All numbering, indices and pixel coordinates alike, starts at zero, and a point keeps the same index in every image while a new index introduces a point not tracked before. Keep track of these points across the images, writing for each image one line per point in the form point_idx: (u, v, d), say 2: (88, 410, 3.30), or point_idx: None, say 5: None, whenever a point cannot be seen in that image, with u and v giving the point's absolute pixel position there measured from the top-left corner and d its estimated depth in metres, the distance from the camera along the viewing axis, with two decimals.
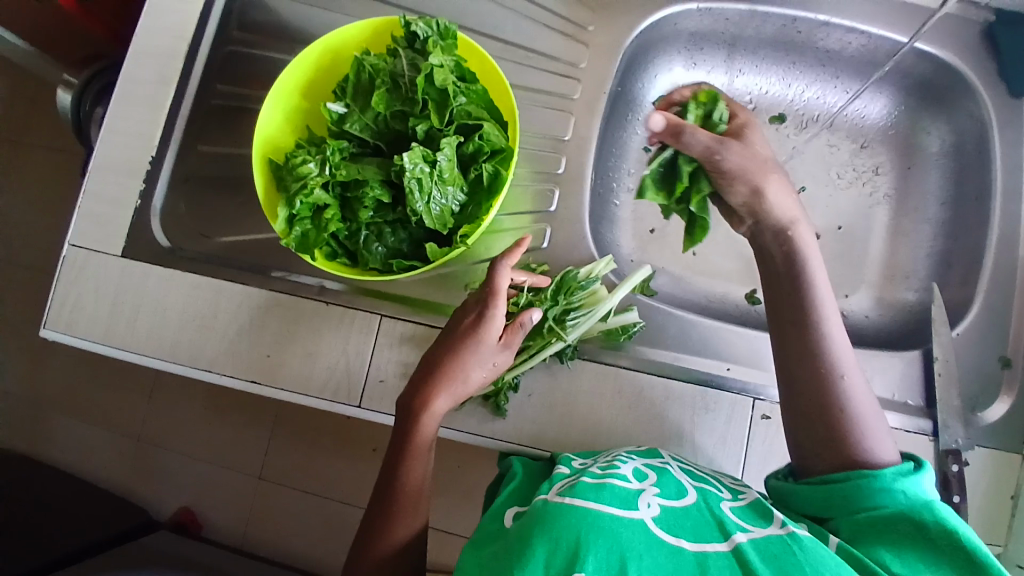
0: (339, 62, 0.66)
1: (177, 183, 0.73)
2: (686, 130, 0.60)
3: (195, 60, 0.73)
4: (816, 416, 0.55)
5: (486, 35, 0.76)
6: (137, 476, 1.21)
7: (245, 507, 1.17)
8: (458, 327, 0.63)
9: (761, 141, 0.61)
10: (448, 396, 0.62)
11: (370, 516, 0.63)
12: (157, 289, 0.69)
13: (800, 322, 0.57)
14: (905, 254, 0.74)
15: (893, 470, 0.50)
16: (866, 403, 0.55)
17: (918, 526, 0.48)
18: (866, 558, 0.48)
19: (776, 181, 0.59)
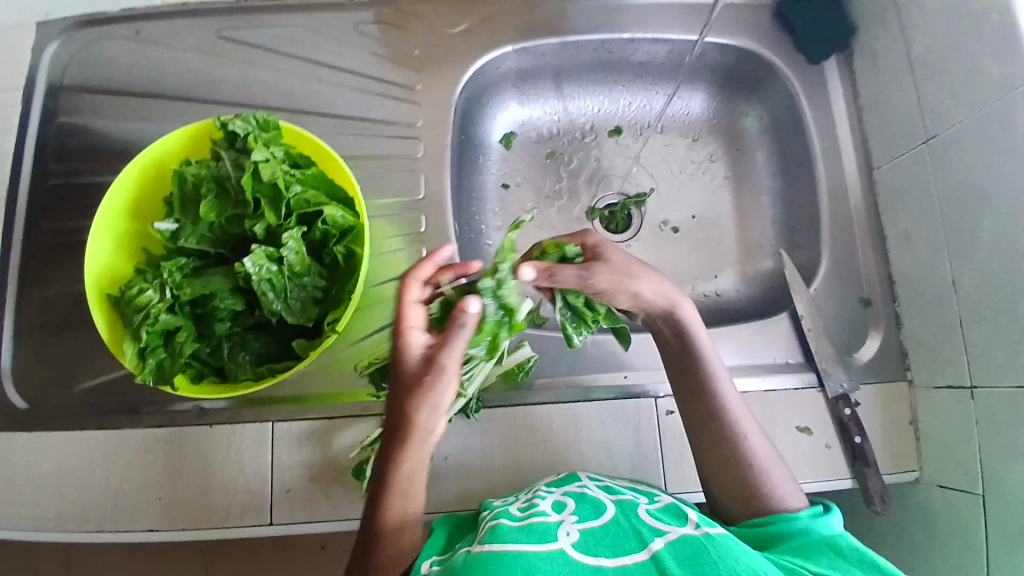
0: (163, 176, 0.66)
1: (21, 338, 0.73)
2: (555, 269, 0.61)
3: (18, 204, 0.76)
4: (711, 435, 0.61)
5: (320, 113, 0.79)
6: None
7: None
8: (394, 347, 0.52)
9: (619, 253, 0.63)
10: (406, 432, 0.52)
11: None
12: (25, 456, 0.69)
13: (689, 367, 0.62)
14: (756, 228, 0.87)
15: (811, 510, 0.55)
16: (770, 454, 0.60)
17: (836, 550, 0.51)
18: (786, 561, 0.50)
19: (648, 280, 0.62)
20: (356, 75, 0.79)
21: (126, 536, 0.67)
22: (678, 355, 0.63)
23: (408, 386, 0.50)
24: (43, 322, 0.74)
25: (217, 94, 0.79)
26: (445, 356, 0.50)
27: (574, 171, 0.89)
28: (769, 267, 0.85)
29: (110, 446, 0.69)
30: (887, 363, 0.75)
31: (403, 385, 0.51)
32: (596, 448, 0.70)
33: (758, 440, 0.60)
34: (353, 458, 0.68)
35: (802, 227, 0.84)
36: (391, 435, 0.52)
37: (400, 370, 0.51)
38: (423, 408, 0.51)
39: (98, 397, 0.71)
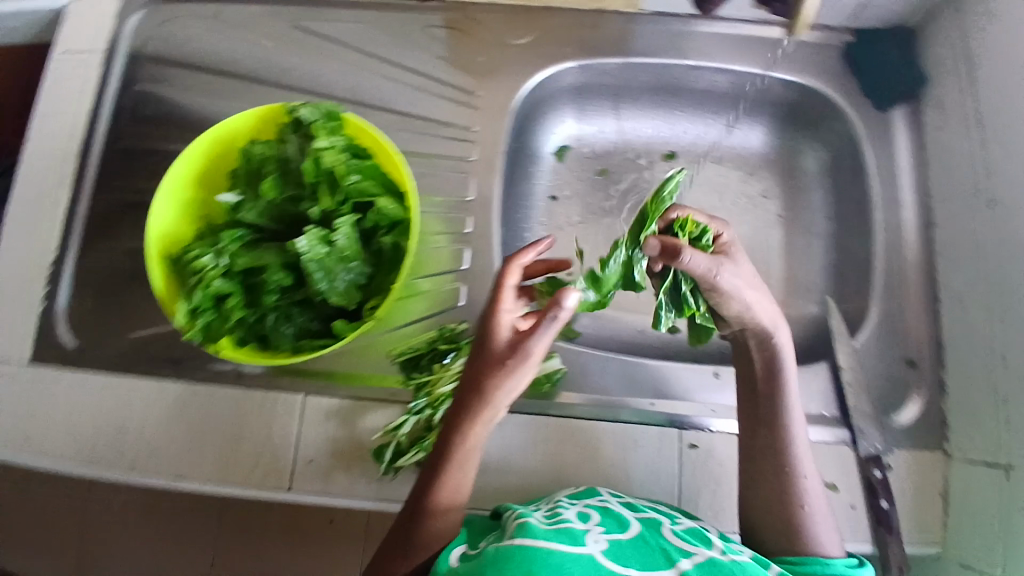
0: (230, 151, 0.69)
1: (81, 284, 0.78)
2: (685, 252, 0.59)
3: (92, 160, 0.81)
4: (770, 474, 0.60)
5: (381, 109, 0.82)
6: None
7: None
8: (489, 321, 0.55)
9: (744, 259, 0.64)
10: (481, 406, 0.53)
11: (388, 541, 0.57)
12: (73, 394, 0.73)
13: (767, 394, 0.62)
14: (804, 269, 0.86)
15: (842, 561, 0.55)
16: (823, 504, 0.59)
17: None
18: None
19: (761, 297, 0.61)
20: (420, 75, 0.82)
21: (153, 482, 0.71)
22: (766, 385, 0.62)
23: (497, 360, 0.53)
24: (103, 275, 0.79)
25: (287, 80, 0.83)
26: (534, 343, 0.52)
27: (623, 190, 0.89)
28: (808, 312, 0.83)
29: (151, 396, 0.73)
30: (925, 428, 0.72)
31: (492, 357, 0.53)
32: (615, 468, 0.70)
33: (813, 481, 0.59)
34: (376, 441, 0.71)
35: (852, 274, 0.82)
36: (463, 405, 0.54)
37: (493, 343, 0.54)
38: (504, 384, 0.53)
39: (146, 347, 0.76)
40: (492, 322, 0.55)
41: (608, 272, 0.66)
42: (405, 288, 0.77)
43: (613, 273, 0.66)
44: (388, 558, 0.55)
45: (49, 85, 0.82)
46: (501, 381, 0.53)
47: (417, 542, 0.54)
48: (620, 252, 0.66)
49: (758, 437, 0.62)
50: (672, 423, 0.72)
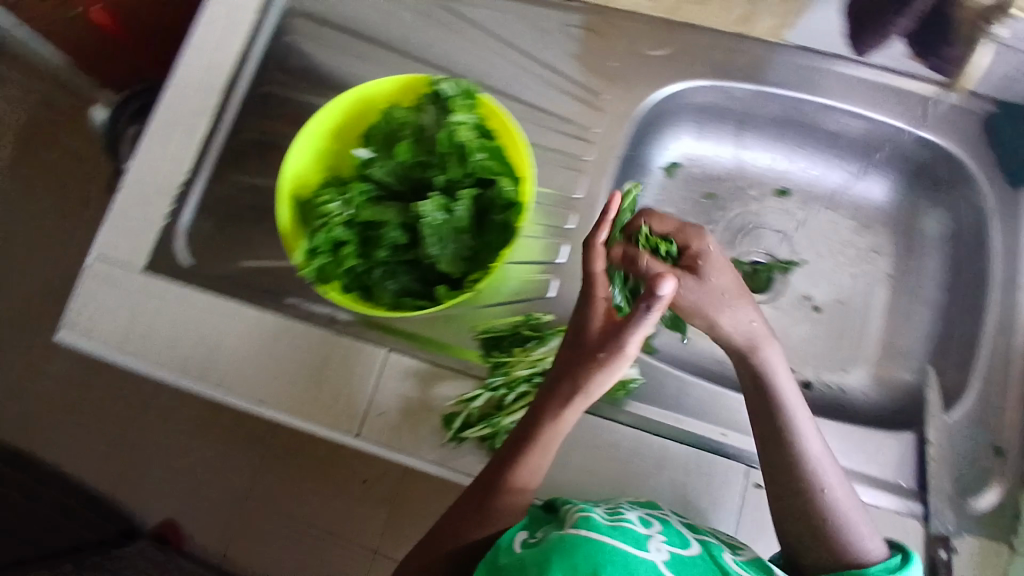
0: (369, 109, 0.72)
1: (205, 208, 0.83)
2: (640, 260, 0.65)
3: (231, 98, 0.84)
4: (797, 497, 0.60)
5: (507, 95, 0.84)
6: (164, 471, 1.43)
7: (253, 520, 1.39)
8: (590, 311, 0.60)
9: (715, 270, 0.65)
10: (576, 393, 0.58)
11: (458, 507, 0.60)
12: (175, 305, 0.78)
13: (759, 393, 0.63)
14: (905, 335, 0.84)
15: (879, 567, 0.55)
16: (851, 507, 0.59)
17: None
18: None
19: (733, 309, 0.63)
20: (552, 69, 0.84)
21: (237, 401, 0.75)
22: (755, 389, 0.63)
23: (598, 351, 0.58)
24: (228, 205, 0.85)
25: (424, 52, 0.87)
26: (629, 339, 0.56)
27: (727, 217, 0.90)
28: (905, 379, 0.81)
29: (248, 322, 0.78)
30: (1002, 521, 0.68)
31: (593, 349, 0.58)
32: (673, 488, 0.70)
33: (841, 496, 0.59)
34: (448, 408, 0.73)
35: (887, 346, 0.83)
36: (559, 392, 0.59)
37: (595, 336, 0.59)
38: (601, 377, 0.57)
39: (255, 277, 0.83)
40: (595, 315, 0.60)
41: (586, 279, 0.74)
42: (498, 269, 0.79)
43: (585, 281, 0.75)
44: (467, 521, 0.59)
45: (208, 15, 0.86)
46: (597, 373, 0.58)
47: (497, 512, 0.58)
48: None
49: (769, 452, 0.62)
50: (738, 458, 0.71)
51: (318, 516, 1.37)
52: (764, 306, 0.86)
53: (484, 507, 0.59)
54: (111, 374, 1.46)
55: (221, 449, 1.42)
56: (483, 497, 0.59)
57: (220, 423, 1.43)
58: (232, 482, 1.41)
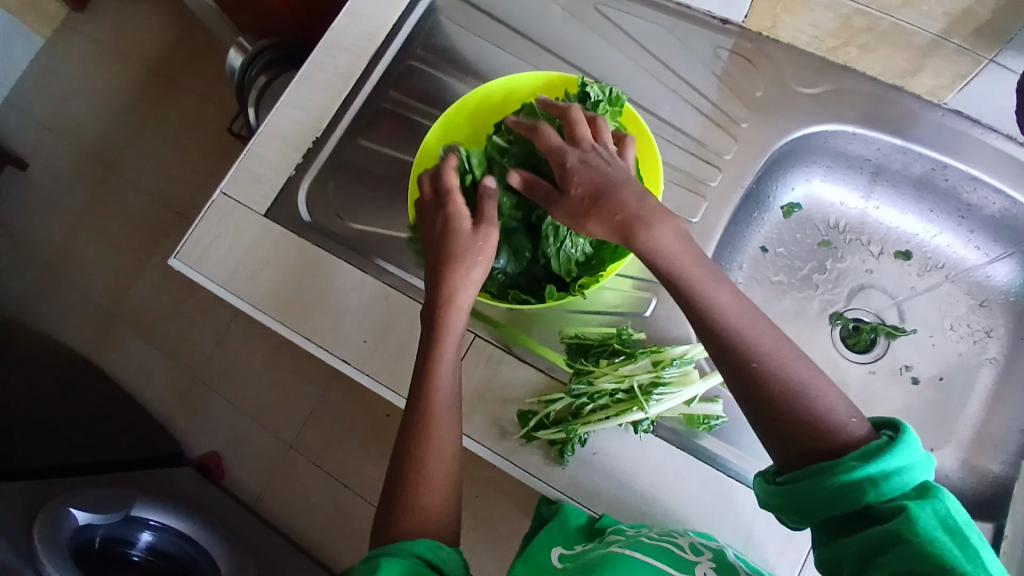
0: (510, 100, 0.78)
1: (330, 166, 0.87)
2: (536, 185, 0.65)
3: (377, 66, 0.88)
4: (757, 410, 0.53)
5: (643, 107, 0.83)
6: (225, 396, 1.50)
7: (294, 464, 1.45)
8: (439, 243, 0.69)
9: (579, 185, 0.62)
10: (445, 314, 0.66)
11: (391, 482, 0.63)
12: (285, 253, 0.82)
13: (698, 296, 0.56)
14: (1000, 425, 0.79)
15: (858, 458, 0.48)
16: (793, 384, 0.52)
17: (886, 474, 0.47)
18: (850, 495, 0.47)
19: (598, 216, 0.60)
20: (691, 87, 0.83)
21: (324, 353, 0.79)
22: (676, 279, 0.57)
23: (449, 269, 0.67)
24: (349, 164, 0.88)
25: (571, 53, 0.87)
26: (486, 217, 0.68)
27: (840, 269, 0.87)
28: (995, 471, 0.77)
29: (351, 281, 0.80)
30: None
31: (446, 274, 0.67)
32: (738, 532, 0.68)
33: (783, 367, 0.52)
34: (526, 404, 0.74)
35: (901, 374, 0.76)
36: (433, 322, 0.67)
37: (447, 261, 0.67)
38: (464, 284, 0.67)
39: (360, 239, 0.84)
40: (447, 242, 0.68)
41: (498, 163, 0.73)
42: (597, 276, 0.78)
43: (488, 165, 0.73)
44: (403, 496, 0.61)
45: None
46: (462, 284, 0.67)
47: (424, 462, 0.62)
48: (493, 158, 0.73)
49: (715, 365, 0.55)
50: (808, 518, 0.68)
51: (354, 476, 1.42)
52: (858, 365, 0.84)
53: (411, 480, 0.62)
54: (196, 298, 1.55)
55: (279, 389, 1.49)
56: (405, 469, 0.63)
57: (284, 365, 1.50)
58: (282, 424, 1.47)
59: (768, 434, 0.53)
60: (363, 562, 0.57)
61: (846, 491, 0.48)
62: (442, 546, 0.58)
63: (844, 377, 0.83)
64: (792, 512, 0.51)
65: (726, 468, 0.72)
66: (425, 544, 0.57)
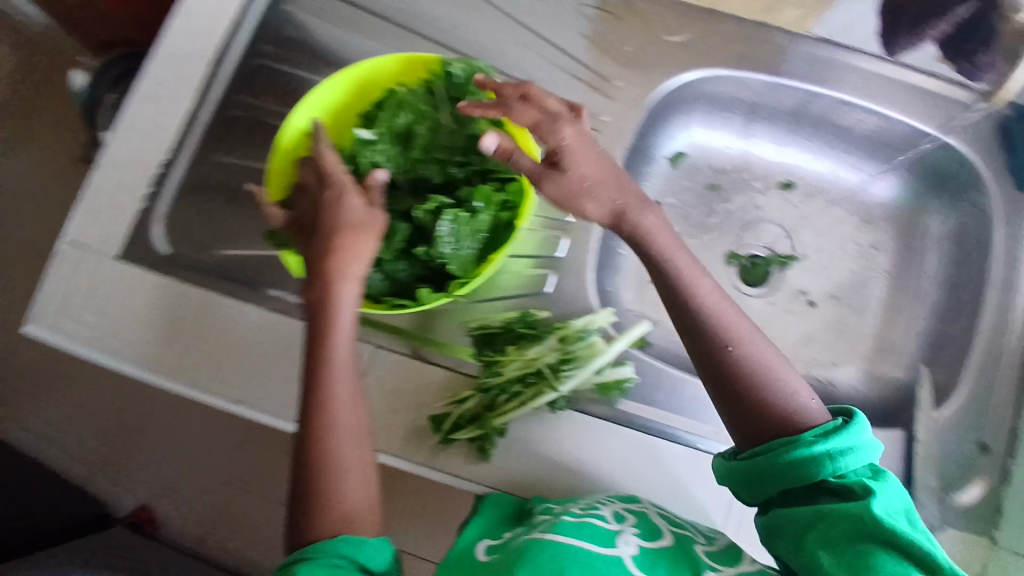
0: (372, 90, 0.69)
1: (189, 191, 0.79)
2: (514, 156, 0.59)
3: (221, 71, 0.80)
4: (738, 401, 0.54)
5: (513, 77, 0.79)
6: (144, 446, 1.40)
7: (234, 500, 1.38)
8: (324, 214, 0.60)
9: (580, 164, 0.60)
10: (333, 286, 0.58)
11: (302, 494, 0.54)
12: (151, 297, 0.75)
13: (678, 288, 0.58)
14: (897, 334, 0.81)
15: (814, 435, 0.50)
16: (769, 361, 0.55)
17: (844, 451, 0.49)
18: (809, 472, 0.49)
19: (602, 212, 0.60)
20: (559, 50, 0.80)
21: (212, 400, 0.72)
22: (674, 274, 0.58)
23: (336, 244, 0.59)
24: (208, 185, 0.81)
25: (431, 29, 0.82)
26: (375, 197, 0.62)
27: (729, 210, 0.87)
28: (898, 377, 0.79)
29: (231, 314, 0.75)
30: (982, 515, 0.69)
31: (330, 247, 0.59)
32: (664, 489, 0.69)
33: (761, 351, 0.55)
34: (438, 408, 0.71)
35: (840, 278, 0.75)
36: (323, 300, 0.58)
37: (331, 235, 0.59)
38: (356, 257, 0.59)
39: (234, 265, 0.79)
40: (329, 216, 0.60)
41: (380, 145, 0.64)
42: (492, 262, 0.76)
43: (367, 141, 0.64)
44: (314, 500, 0.53)
45: None
46: (351, 257, 0.59)
47: (335, 455, 0.54)
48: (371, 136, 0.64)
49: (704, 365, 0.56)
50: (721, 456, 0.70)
51: None
52: (758, 298, 0.84)
53: (320, 475, 0.54)
54: None
55: (204, 426, 1.40)
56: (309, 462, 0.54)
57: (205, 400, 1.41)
58: (214, 462, 1.39)
59: (744, 425, 0.54)
60: (283, 568, 0.51)
61: (804, 468, 0.50)
62: (368, 541, 0.52)
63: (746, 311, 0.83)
64: (748, 486, 0.53)
65: (647, 428, 0.72)
66: (351, 543, 0.51)
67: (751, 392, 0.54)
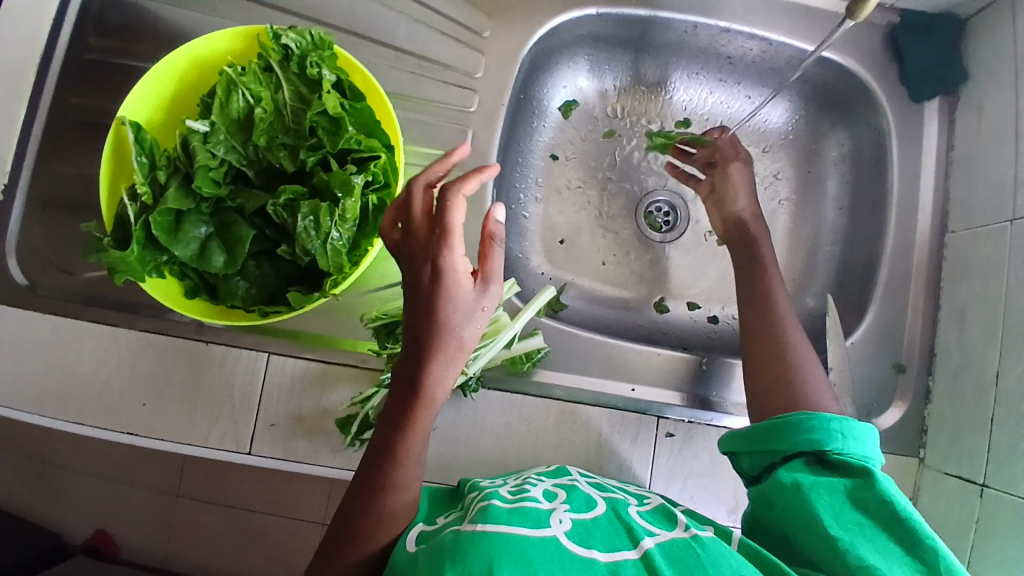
0: (206, 74, 0.62)
1: (33, 212, 0.70)
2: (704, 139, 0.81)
3: (46, 72, 0.70)
4: (756, 366, 0.63)
5: (376, 41, 0.72)
6: None
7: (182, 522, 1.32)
8: (426, 307, 0.49)
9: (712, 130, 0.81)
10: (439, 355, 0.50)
11: (345, 519, 0.53)
12: (13, 336, 0.67)
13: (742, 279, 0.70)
14: (805, 261, 0.82)
15: (833, 414, 0.56)
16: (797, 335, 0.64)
17: (848, 435, 0.55)
18: (821, 444, 0.55)
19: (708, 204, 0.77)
20: (423, 6, 0.73)
21: (102, 434, 0.66)
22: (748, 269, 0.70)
23: (441, 341, 0.49)
24: (54, 201, 0.71)
25: None
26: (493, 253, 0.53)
27: (629, 157, 0.85)
28: (810, 307, 0.80)
29: (103, 343, 0.67)
30: (904, 433, 0.70)
31: (421, 348, 0.50)
32: (590, 453, 0.68)
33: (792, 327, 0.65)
34: (343, 411, 0.67)
35: (748, 211, 0.74)
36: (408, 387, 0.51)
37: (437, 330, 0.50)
38: (455, 360, 0.51)
39: (104, 286, 0.70)
40: (423, 309, 0.50)
41: (216, 137, 0.58)
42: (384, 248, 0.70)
43: (201, 135, 0.57)
44: (361, 526, 0.52)
45: None
46: (451, 359, 0.50)
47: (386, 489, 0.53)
48: (202, 126, 0.57)
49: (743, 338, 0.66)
50: (725, 426, 0.70)
51: None
52: (667, 245, 0.84)
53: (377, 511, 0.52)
54: None
55: None
56: (348, 526, 0.53)
57: None
58: None
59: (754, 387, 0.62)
60: None
61: (810, 438, 0.55)
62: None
63: (658, 260, 0.84)
64: (754, 446, 0.58)
65: (565, 395, 0.70)
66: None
67: (767, 362, 0.63)
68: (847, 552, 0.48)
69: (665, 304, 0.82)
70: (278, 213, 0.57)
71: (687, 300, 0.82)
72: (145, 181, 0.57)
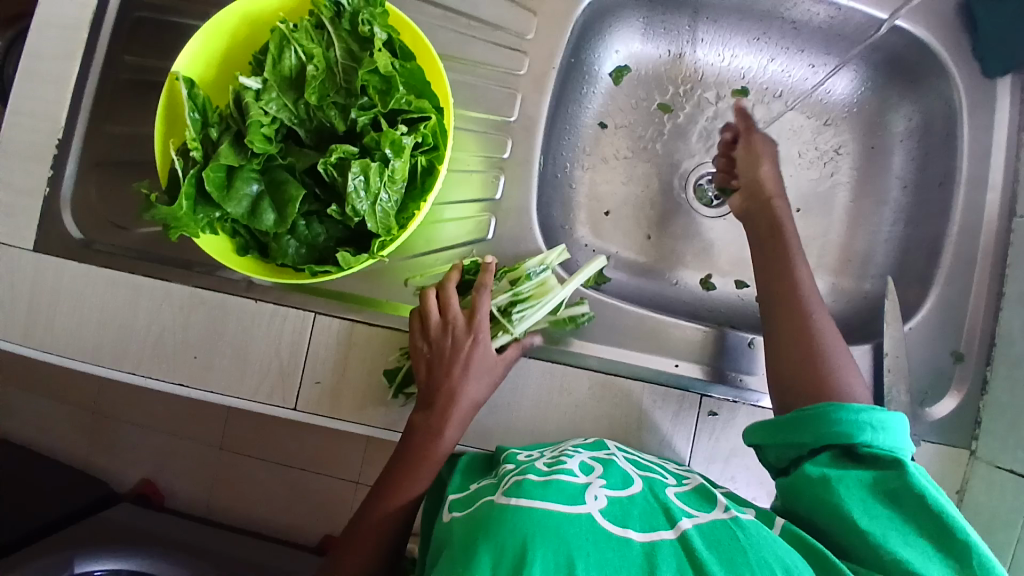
0: (258, 31, 0.62)
1: (89, 168, 0.72)
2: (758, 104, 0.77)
3: (100, 30, 0.71)
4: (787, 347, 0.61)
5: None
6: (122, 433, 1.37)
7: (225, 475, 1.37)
8: (445, 378, 0.61)
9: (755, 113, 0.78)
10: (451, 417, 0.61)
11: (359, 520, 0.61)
12: (73, 288, 0.69)
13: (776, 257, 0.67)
14: (861, 240, 0.78)
15: (862, 405, 0.54)
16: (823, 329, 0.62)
17: (878, 426, 0.53)
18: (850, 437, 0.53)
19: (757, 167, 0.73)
20: None
21: (158, 384, 0.69)
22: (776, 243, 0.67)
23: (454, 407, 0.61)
24: (109, 157, 0.72)
25: None
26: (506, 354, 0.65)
27: (683, 125, 0.82)
28: (867, 289, 0.77)
29: (157, 298, 0.69)
30: (958, 423, 0.67)
31: (447, 408, 0.61)
32: (629, 427, 0.67)
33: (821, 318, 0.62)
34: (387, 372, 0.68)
35: None
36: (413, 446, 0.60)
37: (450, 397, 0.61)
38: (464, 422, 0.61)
39: (156, 243, 0.71)
40: (451, 379, 0.61)
41: (269, 93, 0.57)
42: (430, 213, 0.70)
43: (255, 92, 0.57)
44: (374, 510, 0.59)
45: None
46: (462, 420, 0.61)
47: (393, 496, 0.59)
48: (255, 82, 0.57)
49: (776, 313, 0.63)
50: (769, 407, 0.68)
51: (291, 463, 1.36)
52: (716, 220, 0.81)
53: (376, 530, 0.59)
54: None
55: None
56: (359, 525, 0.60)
57: None
58: None
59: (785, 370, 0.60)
60: None
61: (837, 430, 0.53)
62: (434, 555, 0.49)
63: (705, 235, 0.81)
64: (775, 439, 0.57)
65: (606, 367, 0.69)
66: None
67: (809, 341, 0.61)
68: (880, 549, 0.48)
69: (712, 281, 0.80)
70: (329, 171, 0.57)
71: (736, 278, 0.80)
72: (198, 138, 0.58)
